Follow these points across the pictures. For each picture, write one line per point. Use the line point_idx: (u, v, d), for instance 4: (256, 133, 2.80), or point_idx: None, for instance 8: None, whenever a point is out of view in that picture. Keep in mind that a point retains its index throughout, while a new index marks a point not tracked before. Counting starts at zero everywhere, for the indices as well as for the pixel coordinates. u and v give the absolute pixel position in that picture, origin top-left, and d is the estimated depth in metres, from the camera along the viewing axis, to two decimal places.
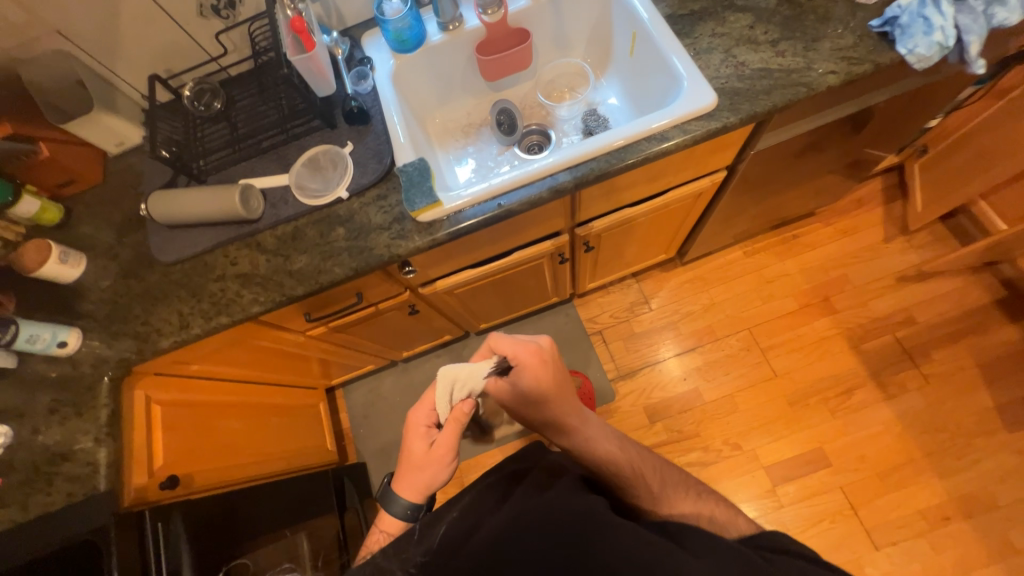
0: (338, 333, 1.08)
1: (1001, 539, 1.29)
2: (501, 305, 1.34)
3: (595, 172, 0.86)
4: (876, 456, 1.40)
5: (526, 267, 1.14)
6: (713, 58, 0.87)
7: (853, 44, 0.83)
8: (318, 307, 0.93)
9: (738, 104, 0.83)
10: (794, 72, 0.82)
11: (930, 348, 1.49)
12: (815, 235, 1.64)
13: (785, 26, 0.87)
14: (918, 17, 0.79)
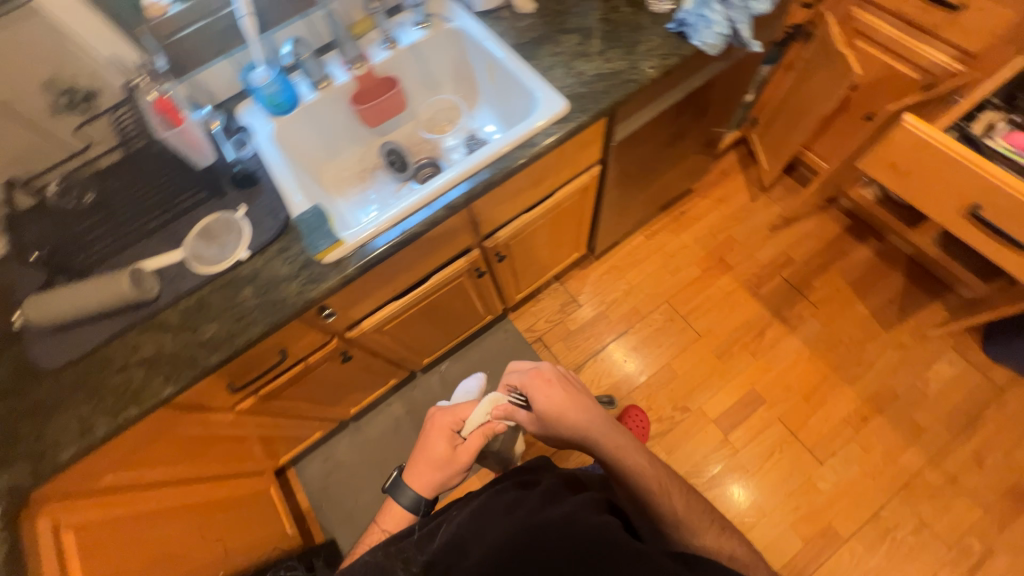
0: (270, 400, 1.10)
1: (907, 421, 1.53)
2: (438, 333, 1.41)
3: (483, 184, 0.93)
4: (799, 383, 1.62)
5: (448, 289, 1.21)
6: (557, 75, 1.01)
7: (662, 47, 1.02)
8: (241, 374, 0.94)
9: (586, 104, 0.97)
10: (624, 76, 0.99)
11: (812, 279, 1.76)
12: (697, 210, 1.93)
13: (607, 39, 1.04)
14: (699, 17, 1.00)
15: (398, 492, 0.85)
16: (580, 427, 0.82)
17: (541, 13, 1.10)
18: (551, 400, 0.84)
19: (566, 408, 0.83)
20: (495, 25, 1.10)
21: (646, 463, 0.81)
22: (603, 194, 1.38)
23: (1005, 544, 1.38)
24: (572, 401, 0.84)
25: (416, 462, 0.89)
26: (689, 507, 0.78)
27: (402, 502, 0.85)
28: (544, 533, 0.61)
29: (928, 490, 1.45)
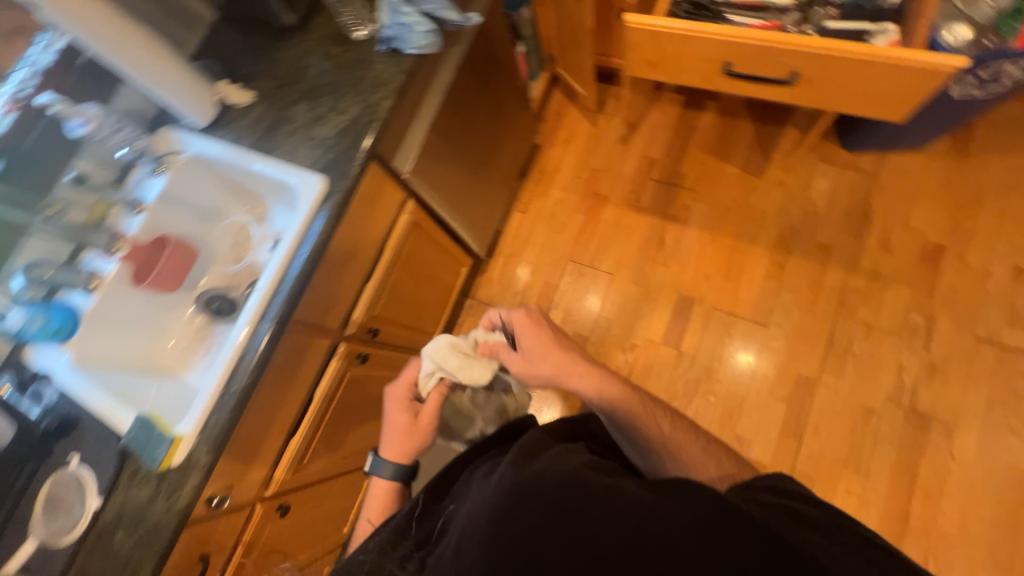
0: None
1: (815, 247, 1.59)
2: (372, 423, 1.37)
3: (286, 302, 0.88)
4: (714, 267, 1.65)
5: (344, 391, 1.17)
6: (305, 152, 0.96)
7: (384, 73, 0.98)
8: None
9: (342, 168, 0.93)
10: (364, 121, 0.95)
11: (678, 168, 1.79)
12: (553, 160, 1.93)
13: (332, 91, 1.00)
14: (399, 27, 0.96)
15: (378, 467, 0.93)
16: (558, 365, 0.87)
17: (263, 97, 1.04)
18: (537, 342, 0.89)
19: (546, 349, 0.88)
20: (228, 134, 1.04)
21: (626, 393, 0.84)
22: (441, 213, 1.35)
23: (942, 304, 1.45)
24: (554, 344, 0.89)
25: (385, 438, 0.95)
26: (677, 431, 0.80)
27: (385, 475, 0.93)
28: (515, 500, 0.60)
29: (861, 295, 1.52)
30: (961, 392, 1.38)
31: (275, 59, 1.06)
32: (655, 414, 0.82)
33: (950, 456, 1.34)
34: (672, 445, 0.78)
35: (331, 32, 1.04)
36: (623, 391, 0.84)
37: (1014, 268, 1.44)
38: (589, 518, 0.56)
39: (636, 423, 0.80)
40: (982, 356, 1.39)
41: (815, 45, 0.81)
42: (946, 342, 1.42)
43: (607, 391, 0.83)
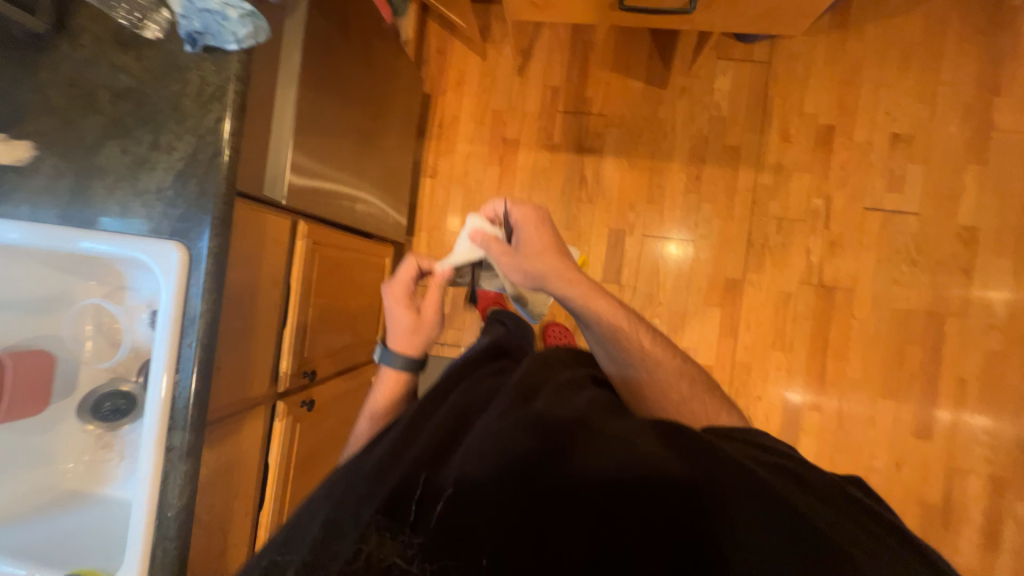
0: None
1: (725, 151, 1.61)
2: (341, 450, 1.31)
3: (193, 404, 0.74)
4: (637, 193, 1.64)
5: (299, 443, 1.08)
6: (141, 213, 0.75)
7: (207, 83, 0.73)
8: None
9: (200, 227, 0.74)
10: (204, 155, 0.73)
11: (583, 92, 1.66)
12: (449, 109, 1.71)
13: (142, 121, 0.74)
14: (203, 14, 0.70)
15: (386, 359, 0.78)
16: (549, 271, 0.80)
17: (48, 144, 0.76)
18: (535, 245, 0.82)
19: (542, 253, 0.81)
20: (21, 206, 0.77)
21: (613, 308, 0.81)
22: (342, 219, 1.17)
23: (836, 184, 1.58)
24: (552, 247, 0.82)
25: (391, 323, 0.81)
26: (652, 345, 0.81)
27: (395, 366, 0.78)
28: (518, 437, 0.51)
29: (770, 191, 1.60)
30: (856, 261, 1.57)
31: (40, 83, 0.76)
32: (639, 332, 0.82)
33: (850, 317, 1.57)
34: (649, 363, 0.80)
35: (107, 31, 0.75)
36: (611, 306, 0.81)
37: (892, 136, 1.56)
38: (599, 446, 0.50)
39: (618, 339, 0.79)
40: (870, 224, 1.56)
41: None
42: (842, 218, 1.57)
43: (598, 303, 0.80)
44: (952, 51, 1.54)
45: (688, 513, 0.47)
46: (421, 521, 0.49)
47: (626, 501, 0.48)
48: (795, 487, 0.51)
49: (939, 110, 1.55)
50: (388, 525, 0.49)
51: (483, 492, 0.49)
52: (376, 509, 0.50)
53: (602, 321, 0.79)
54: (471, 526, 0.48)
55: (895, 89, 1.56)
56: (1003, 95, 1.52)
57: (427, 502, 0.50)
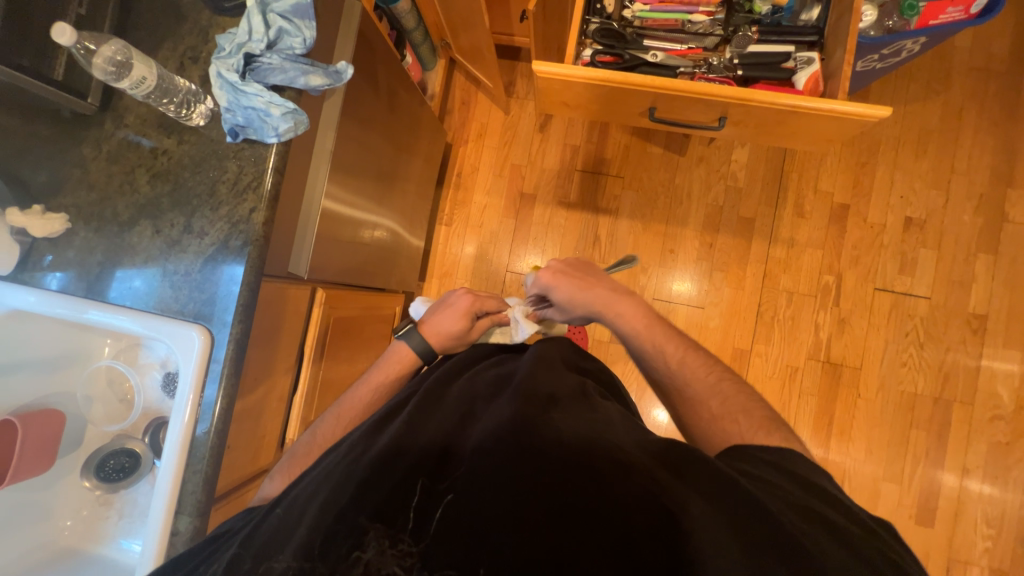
0: None
1: (738, 221, 1.63)
2: None
3: (202, 487, 0.74)
4: (649, 255, 1.66)
5: None
6: (168, 293, 0.76)
7: (244, 174, 0.76)
8: None
9: (225, 312, 0.75)
10: (235, 242, 0.75)
11: (602, 153, 1.69)
12: (469, 160, 1.75)
13: (178, 204, 0.76)
14: (246, 110, 0.72)
15: (409, 339, 0.84)
16: (588, 310, 0.81)
17: (82, 218, 0.78)
18: (562, 291, 0.82)
19: (573, 298, 0.81)
20: (50, 275, 0.79)
21: (639, 327, 0.78)
22: (355, 279, 1.18)
23: (848, 262, 1.59)
24: (583, 287, 0.81)
25: (439, 318, 0.86)
26: (688, 360, 0.75)
27: (410, 347, 0.84)
28: (527, 437, 0.59)
29: (782, 264, 1.61)
30: (864, 340, 1.57)
31: (82, 157, 0.78)
32: (673, 344, 0.77)
33: (856, 396, 1.56)
34: (689, 379, 0.74)
35: (150, 113, 0.78)
36: (639, 327, 0.78)
37: (905, 219, 1.57)
38: (600, 462, 0.57)
39: (657, 360, 0.76)
40: (879, 304, 1.57)
41: (727, 93, 0.76)
42: (852, 297, 1.58)
43: (626, 328, 0.78)
44: (968, 141, 1.56)
45: (664, 543, 0.51)
46: (420, 528, 0.54)
47: (607, 526, 0.53)
48: (825, 534, 0.53)
49: (953, 197, 1.56)
50: (387, 531, 0.54)
51: (482, 493, 0.56)
52: (377, 514, 0.55)
53: (638, 342, 0.77)
54: (465, 532, 0.53)
55: (911, 173, 1.58)
56: (1018, 187, 1.54)
57: (427, 506, 0.56)
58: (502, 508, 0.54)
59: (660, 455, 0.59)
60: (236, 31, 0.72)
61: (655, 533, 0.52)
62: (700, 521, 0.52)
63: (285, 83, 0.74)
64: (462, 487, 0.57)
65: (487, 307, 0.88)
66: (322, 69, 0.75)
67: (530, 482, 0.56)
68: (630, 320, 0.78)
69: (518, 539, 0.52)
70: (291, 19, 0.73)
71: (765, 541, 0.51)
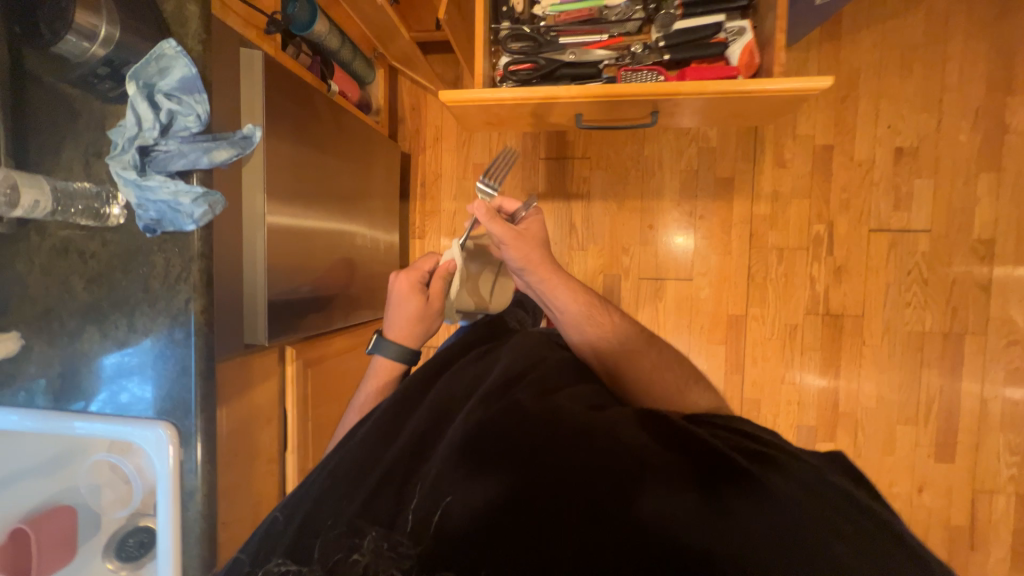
0: None
1: (716, 184, 1.55)
2: None
3: (202, 570, 0.77)
4: (628, 235, 1.60)
5: None
6: (129, 394, 0.77)
7: (171, 266, 0.74)
8: None
9: (186, 403, 0.75)
10: (179, 334, 0.75)
11: (564, 136, 1.61)
12: (430, 167, 1.69)
13: (118, 303, 0.76)
14: (157, 204, 0.70)
15: (382, 349, 0.91)
16: (539, 260, 0.90)
17: (33, 333, 0.79)
18: (512, 241, 0.87)
19: (535, 241, 0.91)
20: (18, 391, 0.80)
21: (575, 301, 0.92)
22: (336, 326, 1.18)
23: (838, 208, 1.50)
24: (543, 246, 0.93)
25: (390, 313, 0.93)
26: (618, 329, 0.91)
27: (389, 357, 0.92)
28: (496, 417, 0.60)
29: (768, 221, 1.53)
30: (864, 286, 1.50)
31: (18, 273, 0.78)
32: (600, 321, 0.92)
33: (861, 344, 1.52)
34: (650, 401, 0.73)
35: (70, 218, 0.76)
36: (582, 306, 0.92)
37: (895, 151, 1.46)
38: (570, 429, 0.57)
39: (586, 321, 0.91)
40: (876, 247, 1.49)
41: (652, 89, 0.70)
42: (846, 244, 1.50)
43: (559, 299, 0.91)
44: (958, 53, 1.42)
45: (644, 507, 0.50)
46: (419, 530, 0.54)
47: (579, 503, 0.51)
48: (794, 487, 0.52)
49: (946, 118, 1.44)
50: (386, 533, 0.55)
51: (472, 481, 0.54)
52: (376, 518, 0.56)
53: (567, 310, 0.91)
54: (460, 531, 0.52)
55: (896, 99, 1.45)
56: (1018, 95, 1.41)
57: (425, 509, 0.54)
58: (481, 504, 0.53)
59: (628, 425, 0.58)
60: (125, 124, 0.69)
61: (629, 492, 0.51)
62: (671, 473, 0.52)
63: (189, 166, 0.71)
64: (456, 482, 0.54)
65: (425, 271, 0.94)
66: (224, 142, 0.73)
67: (505, 467, 0.54)
68: (564, 291, 0.91)
69: (507, 524, 0.51)
70: (180, 97, 0.71)
71: (737, 497, 0.50)
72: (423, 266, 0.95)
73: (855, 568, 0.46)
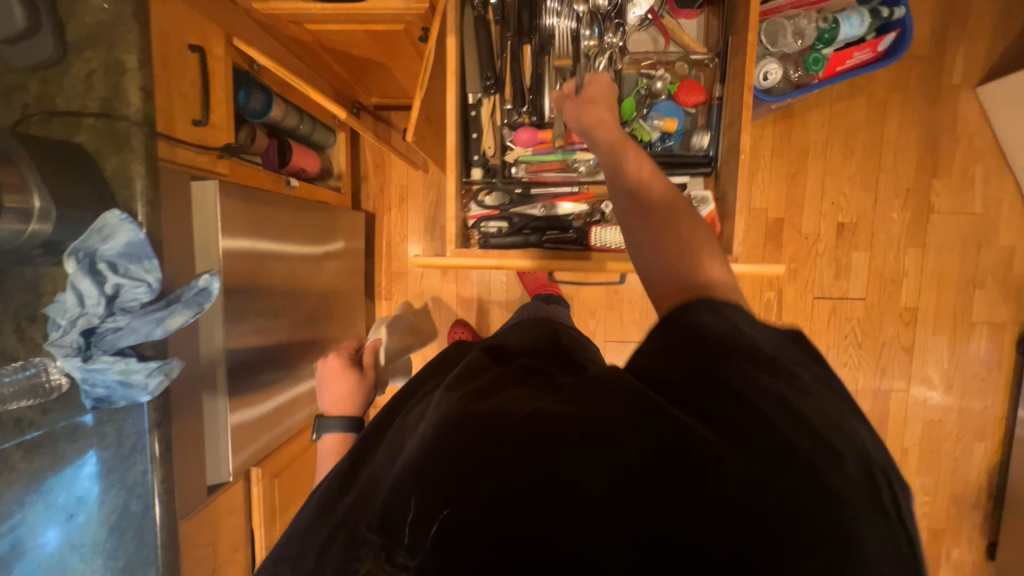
0: None
1: None
2: None
3: None
4: (594, 299, 1.65)
5: None
6: (81, 566, 0.73)
7: (124, 438, 0.71)
8: None
9: (149, 573, 0.73)
10: (137, 505, 0.72)
11: None
12: (397, 228, 1.65)
13: (61, 476, 0.71)
14: (107, 381, 0.66)
15: (327, 422, 0.82)
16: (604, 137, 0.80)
17: None
18: (573, 112, 0.86)
19: (607, 96, 0.86)
20: None
21: (647, 172, 0.75)
22: (301, 429, 1.15)
23: (787, 276, 1.61)
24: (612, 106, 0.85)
25: (325, 390, 0.89)
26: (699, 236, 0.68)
27: (335, 433, 0.82)
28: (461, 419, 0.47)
29: None
30: None
31: None
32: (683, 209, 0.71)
33: None
34: None
35: None
36: (659, 189, 0.73)
37: (837, 225, 1.58)
38: (561, 415, 0.46)
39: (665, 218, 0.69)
40: (818, 313, 1.61)
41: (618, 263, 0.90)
42: (793, 309, 1.62)
43: (628, 167, 0.76)
44: (893, 137, 1.54)
45: (689, 487, 0.42)
46: (416, 540, 0.43)
47: (601, 471, 0.42)
48: (834, 443, 0.45)
49: (882, 196, 1.56)
50: (384, 543, 0.44)
51: (457, 480, 0.44)
52: (371, 528, 0.45)
53: (642, 184, 0.73)
54: (465, 547, 0.41)
55: (840, 177, 1.56)
56: (942, 177, 1.55)
57: (421, 521, 0.43)
58: (495, 506, 0.42)
59: (622, 391, 0.48)
60: (63, 301, 0.64)
61: (665, 468, 0.42)
62: (705, 447, 0.43)
63: (141, 339, 0.67)
64: (441, 490, 0.43)
65: (349, 354, 0.97)
66: (178, 304, 0.69)
67: (500, 460, 0.44)
68: (636, 159, 0.76)
69: (529, 520, 0.41)
70: (124, 265, 0.66)
71: (787, 472, 0.43)
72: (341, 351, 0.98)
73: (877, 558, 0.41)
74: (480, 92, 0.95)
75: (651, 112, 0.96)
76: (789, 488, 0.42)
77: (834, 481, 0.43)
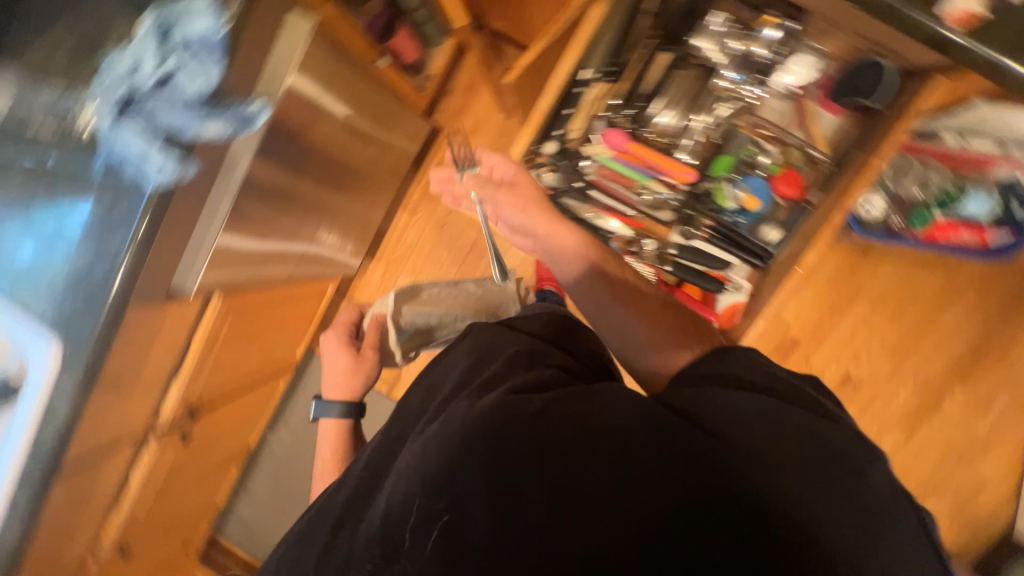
0: None
1: None
2: (231, 430, 1.48)
3: (42, 472, 0.81)
4: None
5: (157, 462, 1.16)
6: (25, 296, 0.75)
7: (115, 206, 0.72)
8: None
9: (82, 334, 0.76)
10: (100, 271, 0.74)
11: None
12: (453, 154, 1.61)
13: (51, 211, 0.73)
14: (129, 148, 0.67)
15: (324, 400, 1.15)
16: (551, 258, 0.90)
17: None
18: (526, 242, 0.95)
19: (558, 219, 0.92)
20: None
21: (599, 280, 0.86)
22: (274, 283, 1.16)
23: None
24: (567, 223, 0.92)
25: (328, 369, 1.20)
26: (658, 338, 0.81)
27: (334, 406, 1.15)
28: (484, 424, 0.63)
29: None
30: None
31: None
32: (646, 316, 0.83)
33: None
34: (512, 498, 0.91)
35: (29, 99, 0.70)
36: (613, 296, 0.84)
37: (845, 375, 1.55)
38: (566, 430, 0.61)
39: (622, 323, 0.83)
40: None
41: None
42: None
43: (574, 282, 0.88)
44: (947, 324, 1.48)
45: (713, 501, 0.58)
46: (480, 526, 0.61)
47: (617, 477, 0.59)
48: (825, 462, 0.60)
49: (902, 372, 1.52)
50: (439, 530, 0.62)
51: (496, 474, 0.61)
52: (430, 516, 0.63)
53: (595, 291, 0.86)
54: (519, 536, 0.59)
55: (875, 334, 1.51)
56: (967, 385, 1.50)
57: (473, 505, 0.61)
58: (535, 505, 0.59)
59: (630, 409, 0.63)
60: (123, 56, 0.64)
61: (693, 486, 0.58)
62: (716, 469, 0.58)
63: (175, 127, 0.68)
64: (492, 485, 0.60)
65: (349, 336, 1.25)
66: (225, 115, 0.70)
67: (532, 464, 0.60)
68: (586, 272, 0.87)
69: (581, 520, 0.58)
70: (195, 53, 0.65)
71: (780, 492, 0.58)
72: (340, 332, 1.25)
73: (854, 537, 0.57)
74: (600, 72, 1.04)
75: (741, 180, 1.08)
76: (795, 493, 0.58)
77: (822, 496, 0.58)
